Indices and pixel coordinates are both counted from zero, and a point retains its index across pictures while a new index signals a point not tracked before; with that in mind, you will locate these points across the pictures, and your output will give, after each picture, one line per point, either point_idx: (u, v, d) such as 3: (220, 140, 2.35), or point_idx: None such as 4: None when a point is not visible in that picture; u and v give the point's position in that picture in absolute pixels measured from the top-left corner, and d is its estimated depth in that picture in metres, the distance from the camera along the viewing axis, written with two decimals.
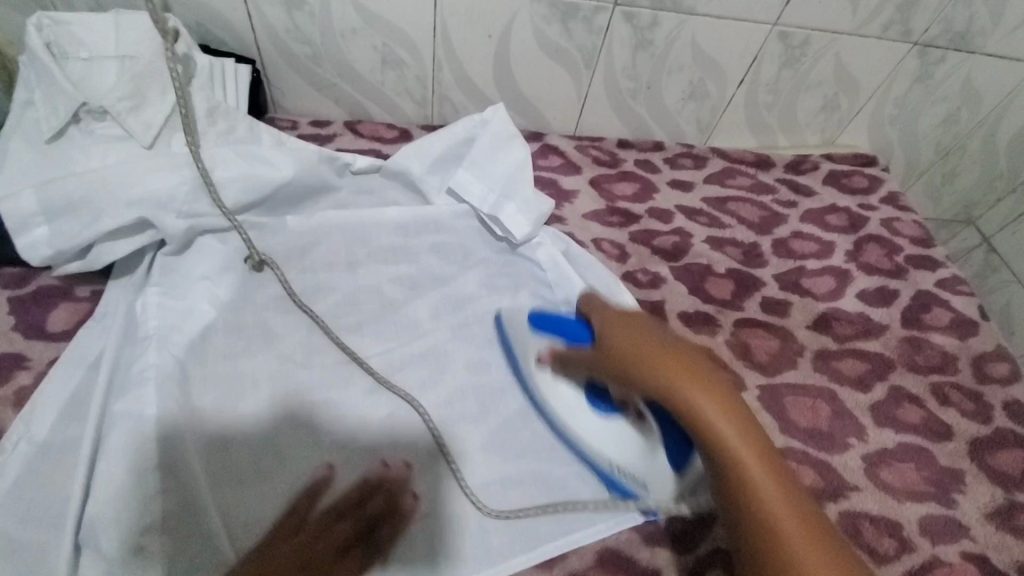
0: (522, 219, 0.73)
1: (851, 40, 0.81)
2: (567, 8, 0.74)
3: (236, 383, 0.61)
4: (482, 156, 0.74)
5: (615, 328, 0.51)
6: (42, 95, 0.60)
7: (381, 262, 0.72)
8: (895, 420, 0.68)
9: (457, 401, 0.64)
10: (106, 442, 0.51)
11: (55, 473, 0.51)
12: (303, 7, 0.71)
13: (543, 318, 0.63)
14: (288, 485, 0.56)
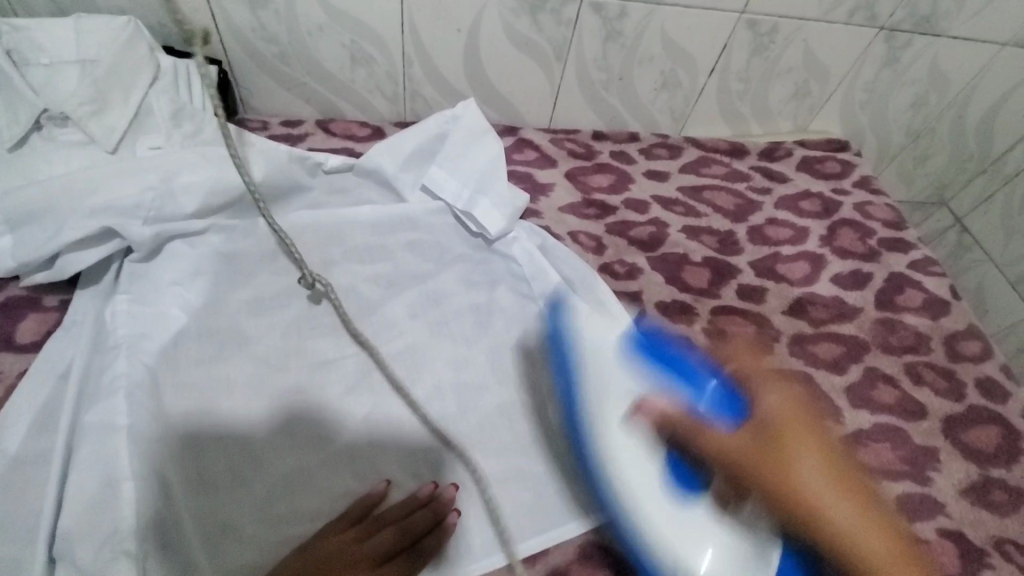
0: (497, 214, 0.73)
1: (818, 26, 0.82)
2: (535, 0, 0.74)
3: (209, 387, 0.60)
4: (457, 152, 0.75)
5: (802, 427, 0.48)
6: (4, 104, 0.59)
7: (357, 263, 0.72)
8: (870, 401, 0.69)
9: (439, 400, 0.64)
10: (81, 455, 0.50)
11: (25, 489, 0.50)
12: (267, 5, 0.70)
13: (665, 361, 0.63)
14: (273, 488, 0.56)
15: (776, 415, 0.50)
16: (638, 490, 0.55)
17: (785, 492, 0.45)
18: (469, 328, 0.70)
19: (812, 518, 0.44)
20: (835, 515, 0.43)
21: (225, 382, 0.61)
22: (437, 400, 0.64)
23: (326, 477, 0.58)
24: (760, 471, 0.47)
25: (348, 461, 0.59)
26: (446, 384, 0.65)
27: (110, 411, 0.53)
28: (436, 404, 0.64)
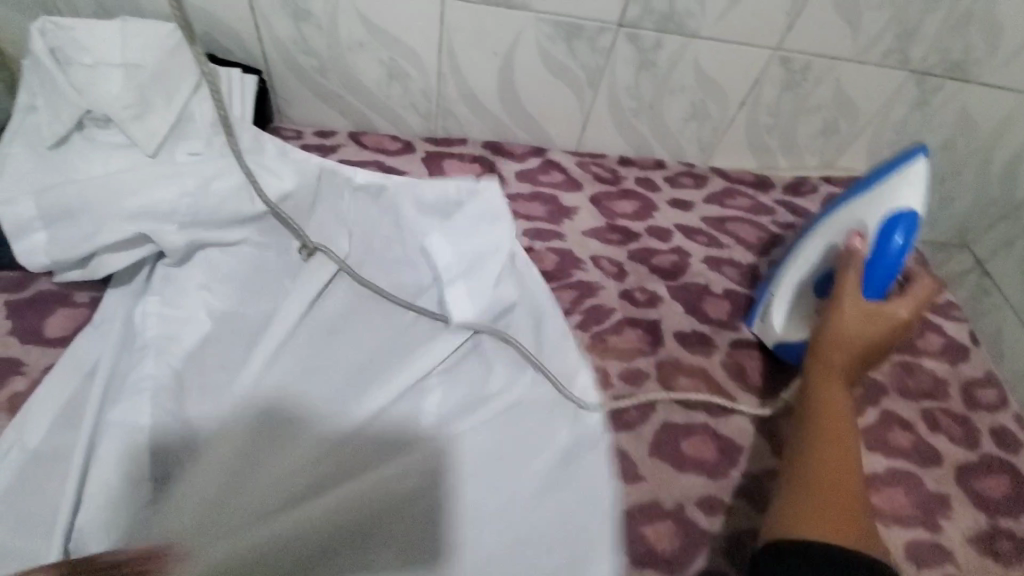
0: (468, 304, 0.70)
1: (851, 66, 0.82)
2: (572, 27, 0.75)
3: (218, 388, 0.59)
4: (467, 226, 0.75)
5: (866, 331, 0.60)
6: (48, 103, 0.60)
7: (384, 268, 0.73)
8: (886, 445, 0.69)
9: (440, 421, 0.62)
10: (94, 453, 0.52)
11: (38, 486, 0.51)
12: (311, 20, 0.72)
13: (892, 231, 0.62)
14: (278, 486, 0.55)
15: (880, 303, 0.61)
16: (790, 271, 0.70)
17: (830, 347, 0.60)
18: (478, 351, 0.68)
19: (841, 314, 0.60)
20: (846, 326, 0.60)
21: (238, 380, 0.60)
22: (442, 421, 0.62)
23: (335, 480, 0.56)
24: (848, 311, 0.60)
25: (358, 466, 0.58)
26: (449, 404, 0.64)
27: (130, 412, 0.54)
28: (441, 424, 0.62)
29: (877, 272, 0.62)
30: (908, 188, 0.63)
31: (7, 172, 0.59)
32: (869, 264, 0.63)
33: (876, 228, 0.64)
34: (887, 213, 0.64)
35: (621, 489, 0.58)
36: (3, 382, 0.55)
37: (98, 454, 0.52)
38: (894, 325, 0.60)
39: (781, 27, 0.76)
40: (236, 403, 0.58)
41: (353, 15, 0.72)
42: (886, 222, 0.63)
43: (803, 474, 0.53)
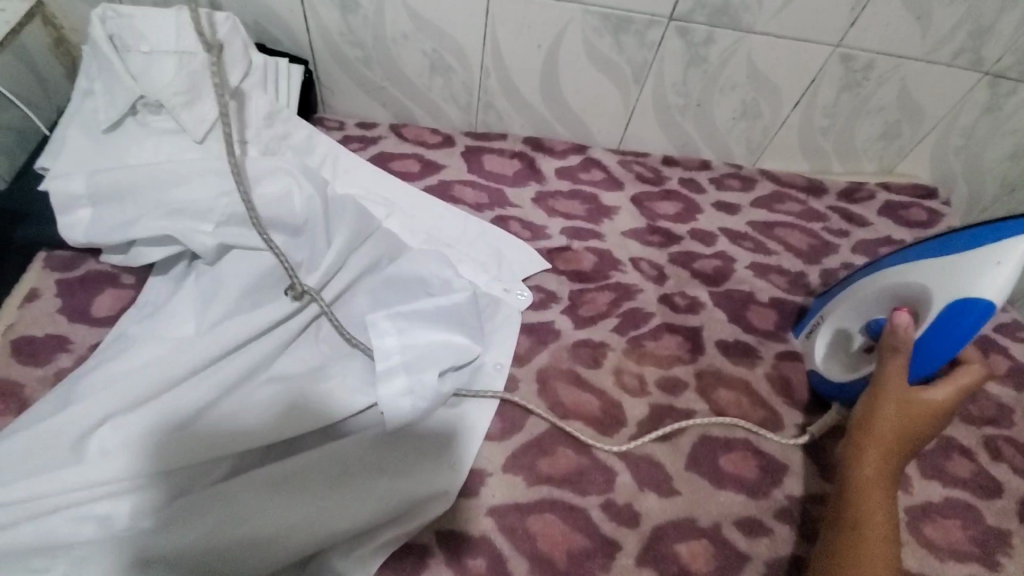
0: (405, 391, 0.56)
1: (917, 66, 0.77)
2: (621, 21, 0.72)
3: (222, 384, 0.54)
4: (426, 319, 0.61)
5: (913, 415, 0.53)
6: (104, 87, 0.62)
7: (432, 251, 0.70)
8: (943, 472, 0.64)
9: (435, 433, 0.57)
10: (80, 424, 0.49)
11: (28, 456, 0.47)
12: (357, 11, 0.72)
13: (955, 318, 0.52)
14: (271, 478, 0.50)
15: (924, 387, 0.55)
16: (840, 309, 0.63)
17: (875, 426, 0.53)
18: (487, 358, 0.64)
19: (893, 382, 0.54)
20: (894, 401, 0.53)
21: (234, 371, 0.55)
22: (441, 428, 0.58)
23: (335, 476, 0.52)
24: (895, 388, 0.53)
25: (356, 469, 0.53)
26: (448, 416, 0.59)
27: (123, 414, 0.50)
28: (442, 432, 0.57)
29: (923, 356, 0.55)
30: (989, 272, 0.51)
31: (65, 153, 0.61)
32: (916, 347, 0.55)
33: (940, 311, 0.53)
34: (959, 295, 0.52)
35: (655, 503, 0.56)
36: (50, 358, 0.56)
37: (98, 438, 0.49)
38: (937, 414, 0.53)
39: (845, 23, 0.72)
40: (244, 408, 0.53)
41: (398, 6, 0.71)
42: (954, 308, 0.52)
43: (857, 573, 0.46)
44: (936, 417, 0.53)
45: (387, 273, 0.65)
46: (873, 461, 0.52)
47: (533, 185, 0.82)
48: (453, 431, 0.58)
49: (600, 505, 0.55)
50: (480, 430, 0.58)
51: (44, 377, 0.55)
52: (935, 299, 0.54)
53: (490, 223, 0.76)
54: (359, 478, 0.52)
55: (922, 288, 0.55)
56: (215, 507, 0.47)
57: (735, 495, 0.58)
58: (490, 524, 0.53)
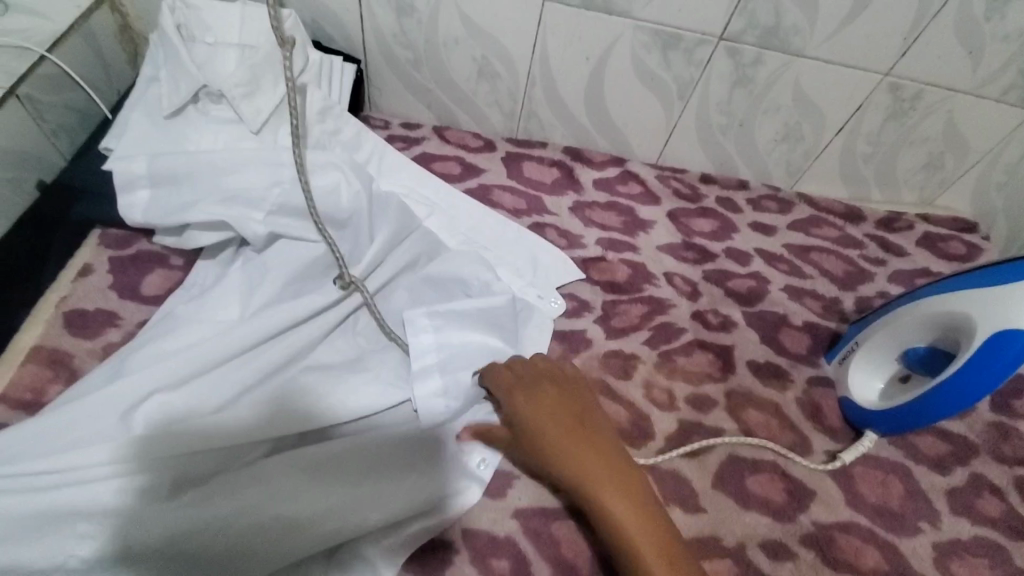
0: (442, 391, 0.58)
1: (966, 100, 0.76)
2: (670, 38, 0.73)
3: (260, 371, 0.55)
4: (464, 319, 0.63)
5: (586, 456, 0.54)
6: (168, 73, 0.64)
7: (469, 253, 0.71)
8: (972, 510, 0.62)
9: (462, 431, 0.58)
10: (122, 401, 0.51)
11: (70, 428, 0.49)
12: (412, 15, 0.74)
13: (999, 353, 0.51)
14: (305, 463, 0.51)
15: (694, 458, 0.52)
16: (876, 339, 0.63)
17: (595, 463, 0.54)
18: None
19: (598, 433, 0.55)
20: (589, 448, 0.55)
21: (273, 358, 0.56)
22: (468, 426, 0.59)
23: (366, 467, 0.52)
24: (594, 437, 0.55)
25: (388, 462, 0.54)
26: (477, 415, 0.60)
27: (169, 391, 0.52)
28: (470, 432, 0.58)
29: (968, 388, 0.54)
30: None
31: (128, 135, 0.63)
32: (957, 379, 0.54)
33: (982, 344, 0.53)
34: (1003, 329, 0.51)
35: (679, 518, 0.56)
36: (100, 331, 0.58)
37: (136, 415, 0.50)
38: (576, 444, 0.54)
39: (896, 51, 0.71)
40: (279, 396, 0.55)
41: (452, 12, 0.73)
42: (995, 340, 0.52)
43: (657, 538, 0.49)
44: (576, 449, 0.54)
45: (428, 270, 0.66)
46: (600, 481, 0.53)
47: (570, 195, 0.83)
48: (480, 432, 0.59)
49: None
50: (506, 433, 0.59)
51: (94, 349, 0.57)
52: (978, 332, 0.53)
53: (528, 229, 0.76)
54: (387, 470, 0.53)
55: (963, 319, 0.54)
56: (250, 488, 0.48)
57: (760, 517, 0.57)
58: (515, 526, 0.54)
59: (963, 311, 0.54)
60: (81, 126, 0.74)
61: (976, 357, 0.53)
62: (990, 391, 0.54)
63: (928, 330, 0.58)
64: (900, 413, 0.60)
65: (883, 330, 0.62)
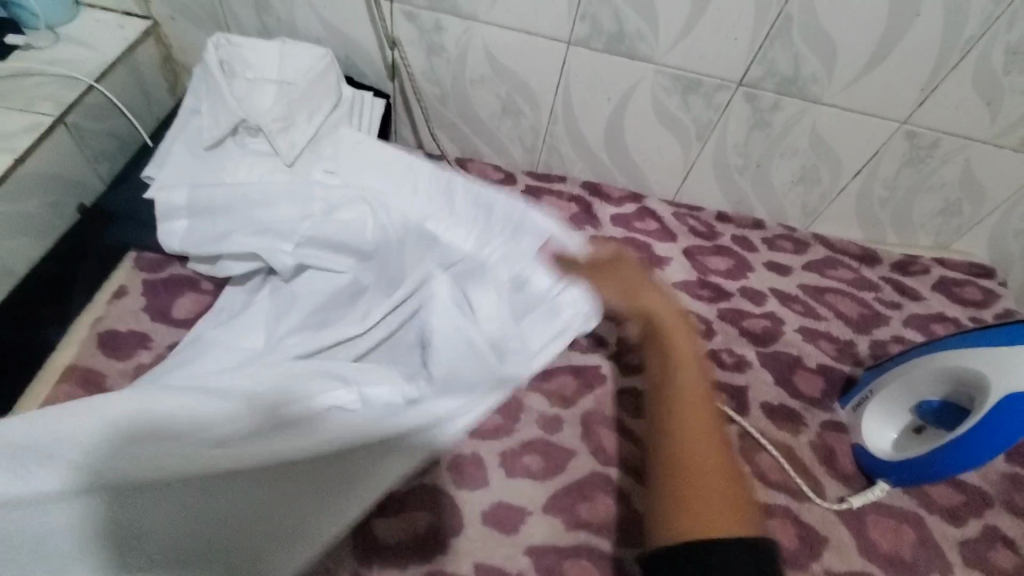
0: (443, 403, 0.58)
1: (983, 149, 0.77)
2: (690, 83, 0.75)
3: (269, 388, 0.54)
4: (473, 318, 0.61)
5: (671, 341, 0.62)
6: (209, 108, 0.67)
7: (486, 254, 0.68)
8: (986, 563, 0.61)
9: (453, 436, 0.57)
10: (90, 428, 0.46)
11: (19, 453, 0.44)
12: (442, 54, 0.77)
13: (1013, 415, 0.52)
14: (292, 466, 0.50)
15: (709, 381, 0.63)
16: (891, 388, 0.63)
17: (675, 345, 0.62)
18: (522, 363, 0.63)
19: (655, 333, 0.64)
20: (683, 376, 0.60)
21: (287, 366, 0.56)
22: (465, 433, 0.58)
23: (348, 475, 0.52)
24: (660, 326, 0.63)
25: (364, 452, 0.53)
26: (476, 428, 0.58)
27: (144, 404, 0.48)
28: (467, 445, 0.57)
29: (979, 447, 0.54)
30: None
31: (170, 167, 0.66)
32: (967, 437, 0.54)
33: (995, 403, 0.53)
34: (1016, 388, 0.52)
35: None
36: (131, 353, 0.60)
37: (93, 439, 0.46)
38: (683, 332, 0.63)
39: (913, 101, 0.73)
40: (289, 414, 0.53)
41: (481, 53, 0.76)
42: (1011, 399, 0.52)
43: (675, 451, 0.55)
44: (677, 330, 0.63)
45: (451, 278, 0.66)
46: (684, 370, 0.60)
47: (588, 230, 0.84)
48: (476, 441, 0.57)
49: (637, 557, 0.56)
50: (515, 464, 0.60)
51: (124, 370, 0.59)
52: (992, 388, 0.53)
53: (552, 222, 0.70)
54: (375, 470, 0.53)
55: (983, 374, 0.55)
56: (233, 488, 0.48)
57: None
58: (527, 563, 0.54)
59: (978, 369, 0.55)
60: (122, 152, 0.77)
61: (989, 415, 0.53)
62: (1003, 451, 0.54)
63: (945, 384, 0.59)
64: (910, 464, 0.60)
65: (899, 379, 0.62)
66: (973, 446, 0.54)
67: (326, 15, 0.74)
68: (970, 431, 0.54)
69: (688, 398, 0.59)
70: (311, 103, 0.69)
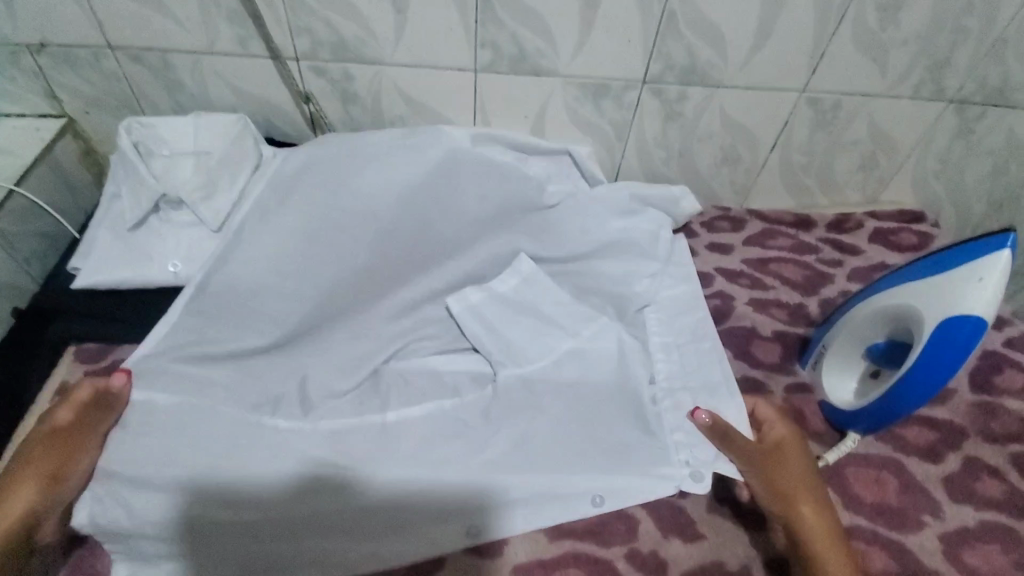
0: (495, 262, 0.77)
1: (881, 102, 0.82)
2: (599, 88, 0.78)
3: (152, 383, 0.61)
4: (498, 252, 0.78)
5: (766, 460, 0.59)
6: (128, 189, 0.69)
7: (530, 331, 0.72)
8: (972, 494, 0.61)
9: (601, 367, 0.71)
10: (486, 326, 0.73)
11: (508, 324, 0.73)
12: (357, 102, 0.80)
13: (946, 340, 0.54)
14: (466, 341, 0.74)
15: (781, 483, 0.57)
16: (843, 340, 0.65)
17: (776, 469, 0.58)
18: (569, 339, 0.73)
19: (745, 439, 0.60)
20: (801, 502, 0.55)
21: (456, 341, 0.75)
22: (592, 365, 0.71)
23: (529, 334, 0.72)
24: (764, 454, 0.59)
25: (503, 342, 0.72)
26: (561, 394, 0.69)
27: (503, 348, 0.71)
28: (643, 414, 0.67)
29: (923, 379, 0.56)
30: (971, 291, 0.54)
31: (95, 252, 0.69)
32: (910, 371, 0.56)
33: (930, 332, 0.55)
34: (948, 315, 0.54)
35: (680, 548, 0.56)
36: None
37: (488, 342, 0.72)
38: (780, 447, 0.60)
39: (807, 70, 0.77)
40: (393, 454, 0.62)
41: (394, 94, 0.79)
42: (949, 322, 0.54)
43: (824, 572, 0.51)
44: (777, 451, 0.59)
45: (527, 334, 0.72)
46: (782, 477, 0.57)
47: None
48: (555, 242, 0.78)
49: (624, 556, 0.56)
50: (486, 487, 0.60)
51: None
52: (927, 320, 0.56)
53: (540, 289, 0.75)
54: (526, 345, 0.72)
55: (917, 308, 0.57)
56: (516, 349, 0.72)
57: (757, 534, 0.58)
58: None
59: (913, 304, 0.58)
60: (53, 250, 0.81)
61: (929, 345, 0.55)
62: (949, 378, 0.55)
63: (888, 324, 0.61)
64: (868, 410, 0.61)
65: (846, 330, 0.65)
66: (919, 380, 0.56)
67: (236, 81, 0.77)
68: (913, 364, 0.56)
69: (805, 503, 0.55)
70: (223, 165, 0.70)
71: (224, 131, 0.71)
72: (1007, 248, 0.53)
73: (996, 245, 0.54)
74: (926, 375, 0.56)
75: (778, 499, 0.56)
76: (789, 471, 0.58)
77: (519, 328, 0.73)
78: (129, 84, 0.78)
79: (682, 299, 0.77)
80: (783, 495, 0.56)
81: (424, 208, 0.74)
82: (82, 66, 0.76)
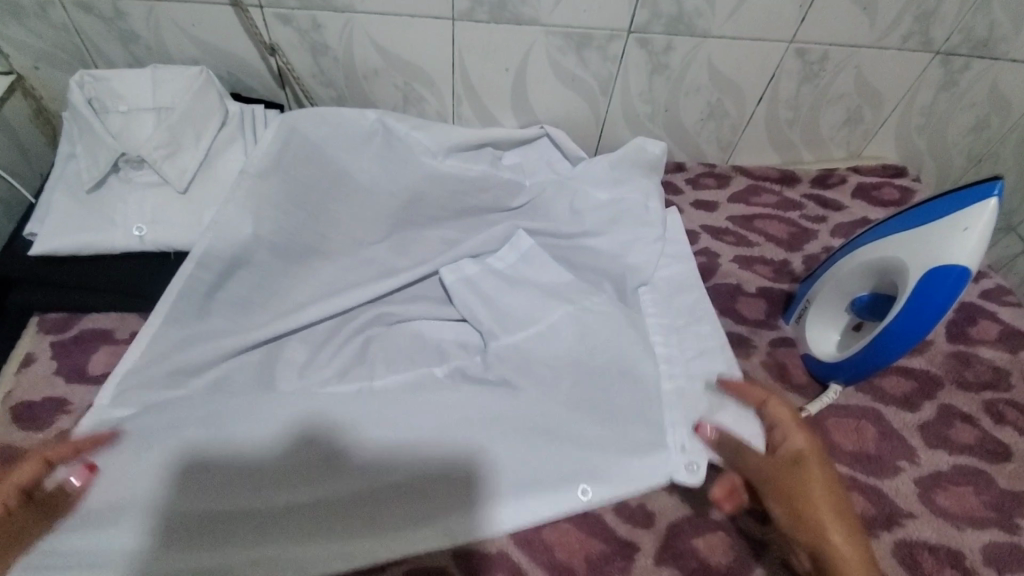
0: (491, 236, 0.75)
1: (870, 53, 0.80)
2: (583, 38, 0.75)
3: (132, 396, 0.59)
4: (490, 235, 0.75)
5: (780, 478, 0.53)
6: (84, 148, 0.65)
7: (528, 304, 0.70)
8: (946, 440, 0.63)
9: (608, 345, 0.66)
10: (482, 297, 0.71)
11: (505, 298, 0.71)
12: (327, 53, 0.75)
13: (930, 290, 0.54)
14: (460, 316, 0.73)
15: (800, 502, 0.51)
16: (828, 294, 0.66)
17: (792, 486, 0.52)
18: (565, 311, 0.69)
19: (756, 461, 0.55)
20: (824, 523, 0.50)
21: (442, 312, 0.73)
22: (596, 340, 0.67)
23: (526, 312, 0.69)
24: (776, 473, 0.54)
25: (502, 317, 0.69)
26: (562, 368, 0.65)
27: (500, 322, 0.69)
28: (647, 412, 0.62)
29: (905, 329, 0.56)
30: (957, 241, 0.54)
31: (53, 219, 0.64)
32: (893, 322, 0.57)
33: (916, 283, 0.56)
34: (932, 265, 0.55)
35: (666, 500, 0.58)
36: (50, 420, 0.58)
37: (485, 313, 0.70)
38: (793, 461, 0.54)
39: (795, 19, 0.75)
40: (378, 416, 0.60)
41: (368, 46, 0.75)
42: (934, 273, 0.54)
43: None
44: (792, 467, 0.54)
45: (524, 307, 0.70)
46: (801, 496, 0.51)
47: None
48: (546, 221, 0.77)
49: (613, 509, 0.57)
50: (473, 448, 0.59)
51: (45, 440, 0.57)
52: (912, 271, 0.56)
53: (533, 269, 0.73)
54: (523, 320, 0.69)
55: (902, 259, 0.57)
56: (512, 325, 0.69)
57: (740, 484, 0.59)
58: (506, 540, 0.53)
59: (898, 255, 0.58)
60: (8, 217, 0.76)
61: (913, 295, 0.55)
62: (931, 329, 0.56)
63: (873, 277, 0.62)
64: (850, 362, 0.62)
65: (831, 284, 0.65)
66: (901, 331, 0.57)
67: (196, 32, 0.72)
68: (897, 315, 0.57)
69: (829, 522, 0.50)
70: (186, 120, 0.65)
71: (185, 84, 0.67)
72: (994, 197, 0.53)
73: (982, 194, 0.54)
74: (909, 325, 0.56)
75: (798, 522, 0.50)
76: (806, 487, 0.52)
77: (516, 303, 0.70)
78: (80, 37, 0.72)
79: (678, 283, 0.75)
80: (803, 513, 0.50)
81: (406, 174, 0.72)
82: (27, 16, 0.69)
